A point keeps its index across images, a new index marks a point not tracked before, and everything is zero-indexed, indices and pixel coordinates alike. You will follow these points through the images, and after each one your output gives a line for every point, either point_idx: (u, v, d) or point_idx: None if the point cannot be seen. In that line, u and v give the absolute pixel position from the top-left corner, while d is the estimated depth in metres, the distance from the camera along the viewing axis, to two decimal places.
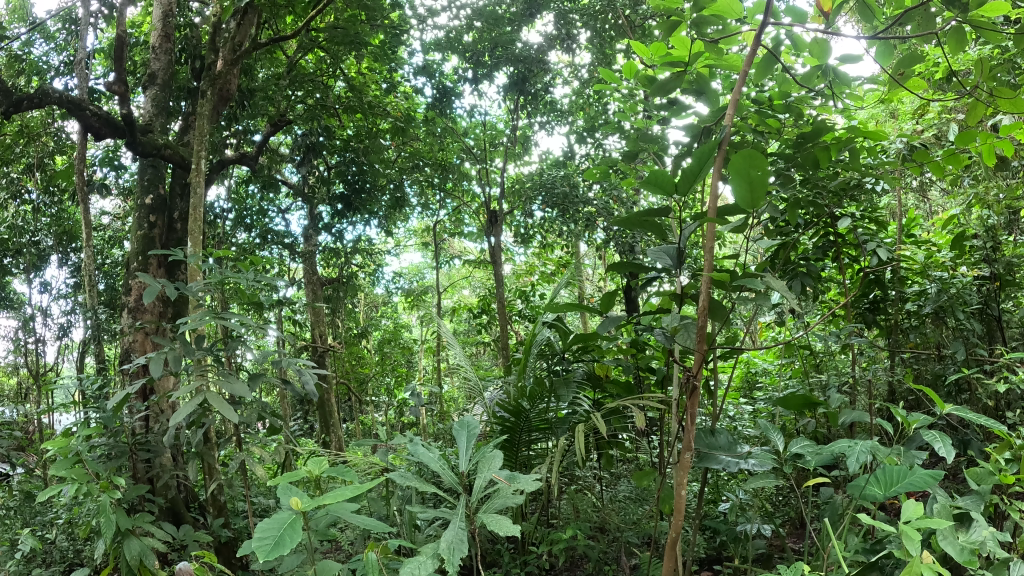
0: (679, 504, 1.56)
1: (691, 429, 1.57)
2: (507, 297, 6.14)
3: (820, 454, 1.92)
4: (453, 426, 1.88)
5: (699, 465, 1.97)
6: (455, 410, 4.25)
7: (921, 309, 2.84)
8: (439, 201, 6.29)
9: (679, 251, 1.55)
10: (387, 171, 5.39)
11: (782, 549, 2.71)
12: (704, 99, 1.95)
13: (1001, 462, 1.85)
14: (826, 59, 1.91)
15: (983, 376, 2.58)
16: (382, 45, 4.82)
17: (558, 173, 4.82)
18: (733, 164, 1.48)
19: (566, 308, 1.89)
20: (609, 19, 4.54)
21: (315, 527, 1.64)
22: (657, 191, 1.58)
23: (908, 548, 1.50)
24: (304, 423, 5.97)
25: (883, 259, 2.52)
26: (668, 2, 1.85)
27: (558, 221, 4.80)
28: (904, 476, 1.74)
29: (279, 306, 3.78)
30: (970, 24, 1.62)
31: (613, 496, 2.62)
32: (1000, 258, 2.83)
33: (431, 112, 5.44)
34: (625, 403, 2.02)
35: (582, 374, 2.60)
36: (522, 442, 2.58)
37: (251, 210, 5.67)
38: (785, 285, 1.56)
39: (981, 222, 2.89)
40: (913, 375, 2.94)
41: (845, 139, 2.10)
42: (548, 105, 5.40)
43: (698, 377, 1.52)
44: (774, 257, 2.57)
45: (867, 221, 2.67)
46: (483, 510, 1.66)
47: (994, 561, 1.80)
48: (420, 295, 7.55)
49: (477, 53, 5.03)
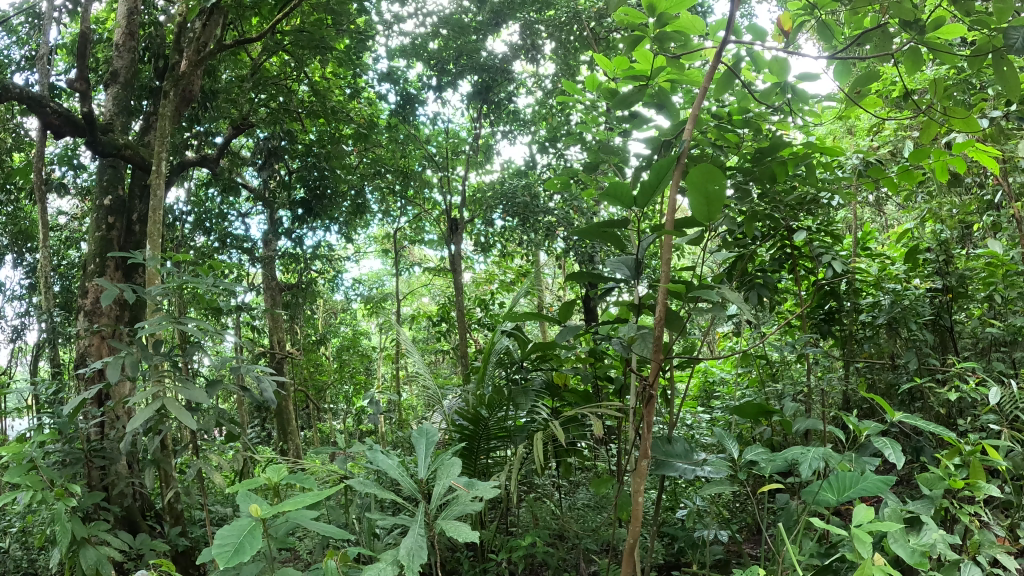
0: (637, 511, 1.58)
1: (648, 436, 1.59)
2: (468, 306, 6.13)
3: (772, 462, 1.96)
4: (412, 434, 1.91)
5: (656, 472, 2.00)
6: (413, 418, 4.20)
7: (876, 321, 2.90)
8: (399, 207, 6.23)
9: (637, 262, 1.56)
10: (349, 177, 5.30)
11: (740, 555, 2.75)
12: (664, 113, 1.98)
13: (949, 468, 1.92)
14: (785, 76, 1.95)
15: (935, 385, 2.68)
16: (347, 51, 4.75)
17: (519, 183, 4.85)
18: (692, 177, 1.50)
19: (526, 317, 1.88)
20: (575, 30, 4.64)
21: (275, 534, 1.63)
22: (617, 203, 1.59)
23: (860, 550, 1.56)
24: (262, 431, 5.86)
25: (839, 272, 2.59)
26: (633, 16, 1.85)
27: (519, 230, 4.83)
28: (857, 482, 1.79)
29: (238, 312, 3.71)
30: (926, 45, 1.68)
31: (573, 505, 2.66)
32: (952, 272, 2.91)
33: (394, 119, 5.38)
34: (583, 411, 2.02)
35: (542, 382, 2.61)
36: (481, 450, 2.56)
37: (211, 213, 5.57)
38: (739, 297, 1.60)
39: (935, 236, 3.00)
40: (867, 383, 3.02)
41: (803, 154, 2.14)
42: (511, 115, 5.36)
43: (655, 387, 1.53)
44: (731, 269, 2.60)
45: (822, 233, 2.70)
46: (442, 517, 1.69)
47: (944, 563, 1.87)
48: (379, 302, 7.49)
49: (442, 61, 4.98)
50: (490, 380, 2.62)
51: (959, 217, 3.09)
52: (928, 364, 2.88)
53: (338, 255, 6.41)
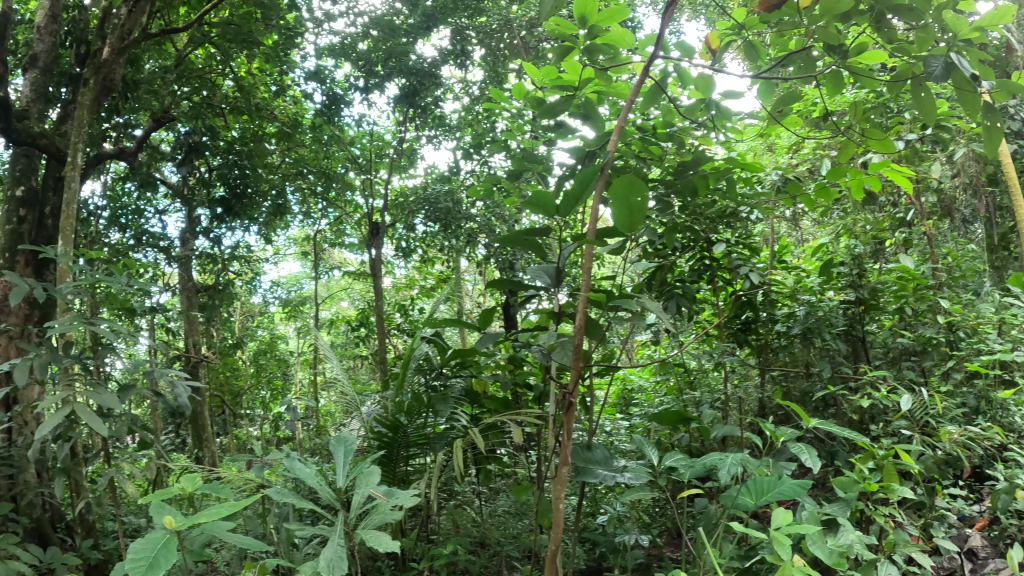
0: (556, 518, 1.61)
1: (567, 443, 1.61)
2: (388, 311, 6.06)
3: (691, 468, 2.01)
4: (330, 442, 1.90)
5: (576, 479, 2.02)
6: (332, 424, 4.10)
7: (790, 331, 3.02)
8: (319, 209, 6.07)
9: (557, 271, 1.59)
10: (271, 176, 5.12)
11: (661, 559, 2.79)
12: (590, 123, 2.02)
13: (864, 471, 2.01)
14: (710, 92, 2.01)
15: (849, 393, 2.81)
16: (275, 46, 4.64)
17: (442, 188, 4.83)
18: (614, 188, 1.54)
19: (445, 323, 1.88)
20: (504, 39, 4.96)
21: (190, 547, 1.59)
22: (539, 211, 1.61)
23: (780, 553, 1.61)
24: (177, 438, 5.62)
25: (755, 284, 2.69)
26: (563, 27, 1.84)
27: (439, 236, 4.84)
28: (775, 486, 1.85)
29: (153, 312, 3.55)
30: (847, 70, 1.74)
31: (493, 511, 2.62)
32: (865, 285, 3.06)
33: (318, 119, 5.27)
34: (503, 418, 2.02)
35: (462, 389, 2.56)
36: (400, 457, 2.51)
37: (127, 208, 5.33)
38: (657, 306, 1.63)
39: (849, 250, 3.13)
40: (782, 392, 3.13)
41: (724, 169, 2.23)
42: (437, 120, 5.31)
43: (574, 394, 1.55)
44: (651, 279, 2.65)
45: (740, 246, 2.79)
46: (362, 527, 1.66)
47: (861, 562, 1.95)
48: (298, 306, 7.31)
49: (370, 63, 4.92)
50: (409, 387, 2.52)
51: (873, 234, 3.21)
52: (841, 373, 3.02)
53: (257, 256, 6.21)
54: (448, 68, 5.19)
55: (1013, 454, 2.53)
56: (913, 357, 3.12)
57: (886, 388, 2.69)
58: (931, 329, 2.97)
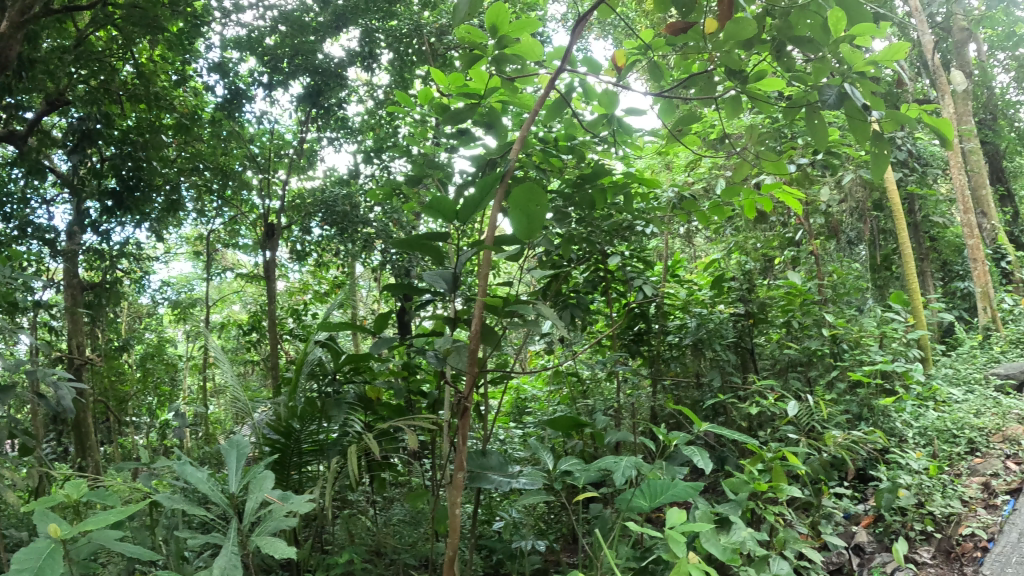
0: (454, 523, 1.59)
1: (464, 449, 1.61)
2: (280, 316, 5.90)
3: (587, 474, 2.06)
4: (223, 447, 1.84)
5: (471, 486, 2.01)
6: (221, 432, 3.92)
7: (682, 342, 3.14)
8: (215, 208, 5.78)
9: (454, 277, 1.59)
10: (164, 169, 4.86)
11: (558, 566, 2.79)
12: (493, 132, 2.07)
13: (754, 472, 2.12)
14: (614, 109, 2.07)
15: (739, 401, 2.96)
16: (180, 34, 4.49)
17: (341, 192, 4.76)
18: (514, 198, 1.55)
19: (339, 328, 1.89)
20: (414, 44, 4.83)
21: (77, 558, 1.53)
22: (438, 216, 1.61)
23: (676, 550, 1.67)
24: (51, 447, 5.21)
25: (648, 296, 2.88)
26: (473, 36, 1.85)
27: (337, 239, 4.75)
28: (668, 488, 1.92)
29: (28, 310, 3.30)
30: (746, 95, 1.81)
31: (388, 520, 2.59)
32: (754, 299, 3.24)
33: (217, 113, 4.99)
34: (398, 424, 2.01)
35: (355, 395, 2.51)
36: (292, 465, 2.42)
37: (6, 197, 4.96)
38: (553, 314, 1.65)
39: (739, 266, 3.30)
40: (674, 400, 3.23)
41: (622, 184, 2.29)
42: (339, 122, 5.24)
43: (470, 400, 1.56)
44: (546, 289, 2.71)
45: (635, 260, 2.94)
46: (256, 534, 1.62)
47: (754, 559, 2.05)
48: (187, 308, 6.96)
49: (275, 59, 4.69)
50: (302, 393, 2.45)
51: (763, 250, 3.45)
52: (730, 382, 3.16)
53: (148, 254, 5.88)
54: (356, 71, 5.10)
55: (896, 456, 2.89)
56: (798, 367, 3.31)
57: (774, 396, 2.85)
58: (817, 342, 3.19)
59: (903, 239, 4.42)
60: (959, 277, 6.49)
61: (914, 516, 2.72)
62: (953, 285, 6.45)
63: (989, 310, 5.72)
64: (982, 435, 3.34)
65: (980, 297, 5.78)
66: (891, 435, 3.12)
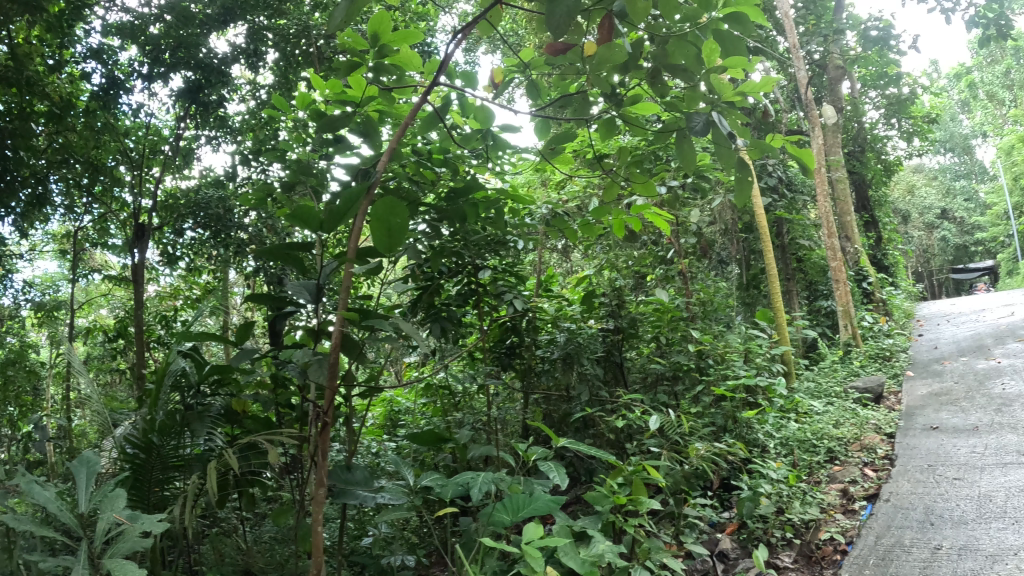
0: (317, 540, 1.54)
1: (324, 465, 1.58)
2: (149, 321, 5.47)
3: (455, 491, 2.08)
4: (72, 465, 1.76)
5: (336, 502, 2.03)
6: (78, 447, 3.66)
7: (549, 355, 3.31)
8: (83, 203, 5.26)
9: (316, 290, 1.78)
10: (33, 161, 4.37)
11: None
12: (369, 141, 2.01)
13: (615, 485, 2.22)
14: (489, 125, 2.07)
15: (607, 415, 3.11)
16: (58, 16, 4.17)
17: (214, 194, 4.47)
18: (375, 214, 1.54)
19: (201, 338, 1.94)
20: (300, 45, 4.73)
21: None
22: (304, 225, 1.64)
23: (533, 565, 1.76)
24: None
25: (519, 309, 3.05)
26: (355, 41, 1.83)
27: (209, 244, 4.49)
28: (531, 502, 1.98)
29: None
30: (620, 118, 1.85)
31: (257, 537, 2.57)
32: (623, 314, 3.51)
33: (91, 103, 4.69)
34: (260, 439, 1.95)
35: (220, 408, 2.39)
36: (156, 481, 2.22)
37: None
38: (413, 331, 1.63)
39: (609, 283, 3.57)
40: (544, 414, 3.39)
41: (493, 199, 2.46)
42: (219, 120, 4.81)
43: (329, 414, 1.56)
44: (417, 300, 2.91)
45: (507, 275, 3.13)
46: (107, 556, 1.53)
47: (614, 571, 2.13)
48: (49, 312, 6.46)
49: (156, 49, 4.36)
50: (162, 406, 2.31)
51: (632, 266, 3.93)
52: (598, 396, 3.32)
53: (7, 252, 5.37)
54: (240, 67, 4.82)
55: (758, 467, 3.06)
56: (666, 382, 3.52)
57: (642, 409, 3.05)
58: (681, 357, 3.41)
59: (769, 257, 4.69)
60: (825, 296, 6.91)
61: (775, 523, 2.86)
62: (818, 303, 6.88)
63: (850, 327, 6.07)
64: (838, 444, 3.68)
65: (841, 314, 6.10)
66: (752, 445, 3.28)
